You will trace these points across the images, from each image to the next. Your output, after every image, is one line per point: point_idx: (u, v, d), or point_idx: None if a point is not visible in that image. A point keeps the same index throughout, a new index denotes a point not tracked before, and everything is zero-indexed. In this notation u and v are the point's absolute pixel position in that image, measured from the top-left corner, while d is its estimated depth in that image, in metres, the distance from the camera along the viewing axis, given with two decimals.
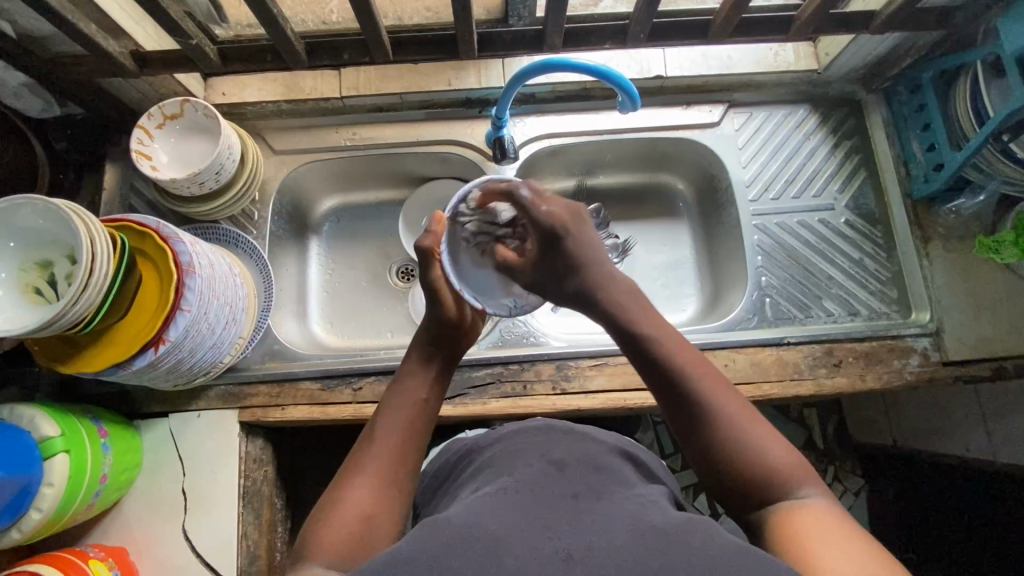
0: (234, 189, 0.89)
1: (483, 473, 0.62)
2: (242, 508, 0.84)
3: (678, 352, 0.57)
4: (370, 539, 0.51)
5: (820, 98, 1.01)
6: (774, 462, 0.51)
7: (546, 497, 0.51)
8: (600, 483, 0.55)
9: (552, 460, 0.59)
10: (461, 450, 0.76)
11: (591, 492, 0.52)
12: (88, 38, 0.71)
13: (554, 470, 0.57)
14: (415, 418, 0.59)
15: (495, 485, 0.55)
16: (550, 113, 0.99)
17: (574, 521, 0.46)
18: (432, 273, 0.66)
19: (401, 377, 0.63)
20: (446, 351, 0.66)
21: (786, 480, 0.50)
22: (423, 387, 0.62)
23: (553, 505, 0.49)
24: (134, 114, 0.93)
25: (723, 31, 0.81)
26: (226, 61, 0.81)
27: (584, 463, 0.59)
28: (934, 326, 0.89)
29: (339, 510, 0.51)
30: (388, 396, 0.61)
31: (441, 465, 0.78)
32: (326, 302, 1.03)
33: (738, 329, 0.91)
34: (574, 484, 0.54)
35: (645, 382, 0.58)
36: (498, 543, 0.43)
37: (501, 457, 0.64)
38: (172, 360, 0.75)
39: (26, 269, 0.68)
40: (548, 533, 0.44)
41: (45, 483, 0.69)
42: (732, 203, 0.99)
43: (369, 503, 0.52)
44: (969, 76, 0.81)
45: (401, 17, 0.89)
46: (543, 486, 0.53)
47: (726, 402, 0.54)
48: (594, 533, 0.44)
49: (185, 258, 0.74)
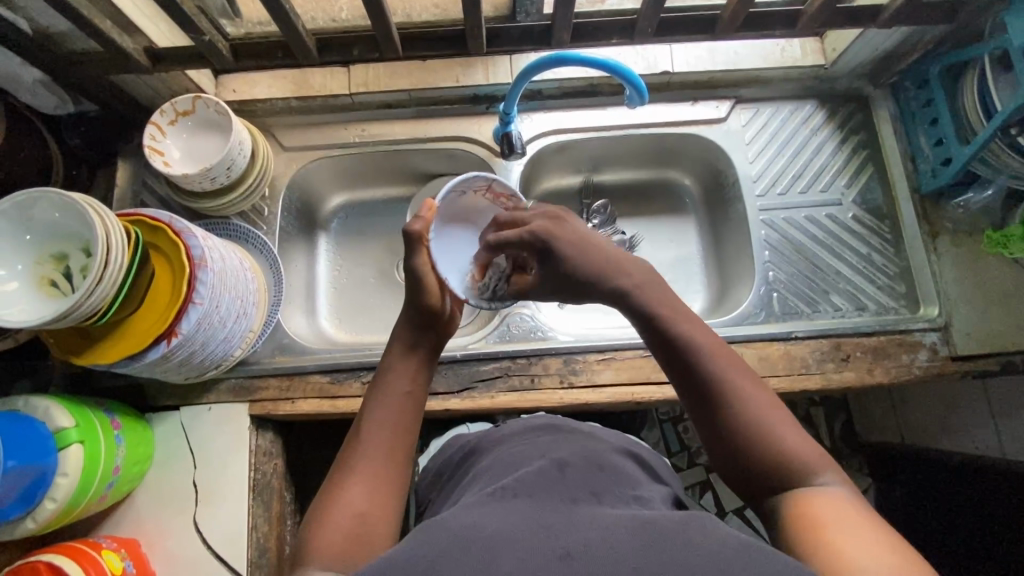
0: (244, 184, 0.89)
1: (484, 471, 0.62)
2: (252, 501, 0.85)
3: (694, 337, 0.57)
4: (367, 536, 0.52)
5: (827, 93, 1.01)
6: (790, 447, 0.51)
7: (548, 497, 0.51)
8: (601, 482, 0.56)
9: (554, 458, 0.60)
10: (464, 448, 0.76)
11: (591, 497, 0.52)
12: (102, 34, 0.72)
13: (556, 468, 0.57)
14: (402, 413, 0.59)
15: (497, 484, 0.55)
16: (557, 109, 0.99)
17: (570, 520, 0.47)
18: (416, 258, 0.65)
19: (383, 374, 0.62)
20: (422, 340, 0.64)
21: (802, 467, 0.50)
22: (406, 379, 0.61)
23: (553, 505, 0.50)
24: (146, 111, 0.95)
25: (730, 26, 0.82)
26: (236, 57, 0.82)
27: (585, 461, 0.60)
28: (942, 321, 0.89)
29: (333, 510, 0.52)
30: (373, 393, 0.61)
31: (446, 463, 0.78)
32: (334, 298, 1.04)
33: (745, 324, 0.91)
34: (573, 485, 0.54)
35: (663, 369, 0.58)
36: (496, 543, 0.43)
37: (503, 457, 0.64)
38: (184, 352, 0.76)
39: (42, 261, 0.69)
40: (548, 532, 0.45)
41: (60, 473, 0.69)
42: (739, 198, 1.00)
43: (363, 501, 0.53)
44: (977, 71, 0.81)
45: (410, 14, 0.90)
46: (542, 485, 0.53)
47: (744, 386, 0.54)
48: (591, 531, 0.45)
49: (197, 252, 0.75)
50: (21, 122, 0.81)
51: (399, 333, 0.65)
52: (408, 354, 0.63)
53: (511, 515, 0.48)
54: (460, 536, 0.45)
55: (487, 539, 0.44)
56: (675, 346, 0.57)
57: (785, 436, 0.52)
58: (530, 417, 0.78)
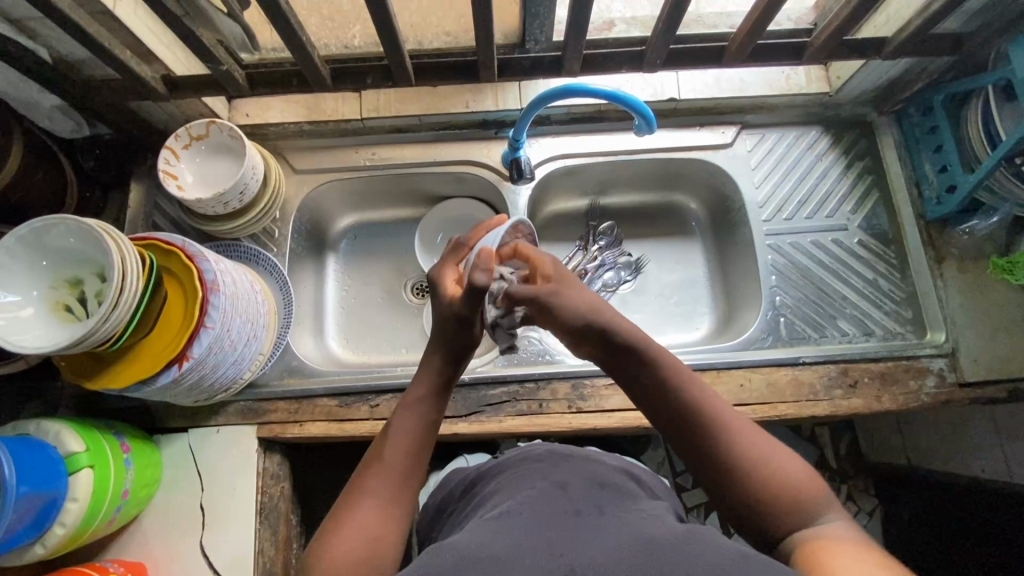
0: (257, 208, 0.91)
1: (490, 493, 0.62)
2: (259, 524, 0.84)
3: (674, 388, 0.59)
4: (377, 559, 0.51)
5: (832, 119, 1.02)
6: (790, 477, 0.53)
7: (552, 516, 0.51)
8: (603, 498, 0.56)
9: (556, 480, 0.60)
10: (466, 481, 0.76)
11: (593, 508, 0.53)
12: (123, 64, 0.73)
13: (558, 489, 0.57)
14: (424, 440, 0.60)
15: (501, 508, 0.55)
16: (565, 134, 1.01)
17: (575, 537, 0.47)
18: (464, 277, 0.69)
19: (412, 396, 0.62)
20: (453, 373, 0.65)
21: (806, 502, 0.52)
22: (434, 410, 0.62)
23: (559, 523, 0.50)
24: (160, 135, 0.96)
25: (737, 57, 0.83)
26: (253, 85, 0.84)
27: (586, 481, 0.60)
28: (949, 348, 0.89)
29: (349, 522, 0.53)
30: (398, 412, 0.61)
31: (446, 497, 0.77)
32: (342, 319, 1.04)
33: (753, 349, 0.92)
34: (576, 501, 0.55)
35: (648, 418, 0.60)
36: (506, 563, 0.44)
37: (508, 480, 0.63)
38: (194, 376, 0.76)
39: (57, 286, 0.70)
40: (554, 550, 0.45)
41: (70, 498, 0.70)
42: (745, 222, 1.00)
43: (376, 524, 0.53)
44: (981, 100, 0.82)
45: (422, 42, 0.91)
46: (544, 505, 0.53)
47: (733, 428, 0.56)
48: (595, 549, 0.45)
49: (209, 276, 0.76)
50: (37, 147, 0.83)
51: (435, 359, 0.64)
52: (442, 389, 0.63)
53: (519, 534, 0.48)
54: (471, 556, 0.45)
55: (494, 559, 0.44)
56: (659, 400, 0.59)
57: (784, 467, 0.53)
58: (527, 446, 0.77)
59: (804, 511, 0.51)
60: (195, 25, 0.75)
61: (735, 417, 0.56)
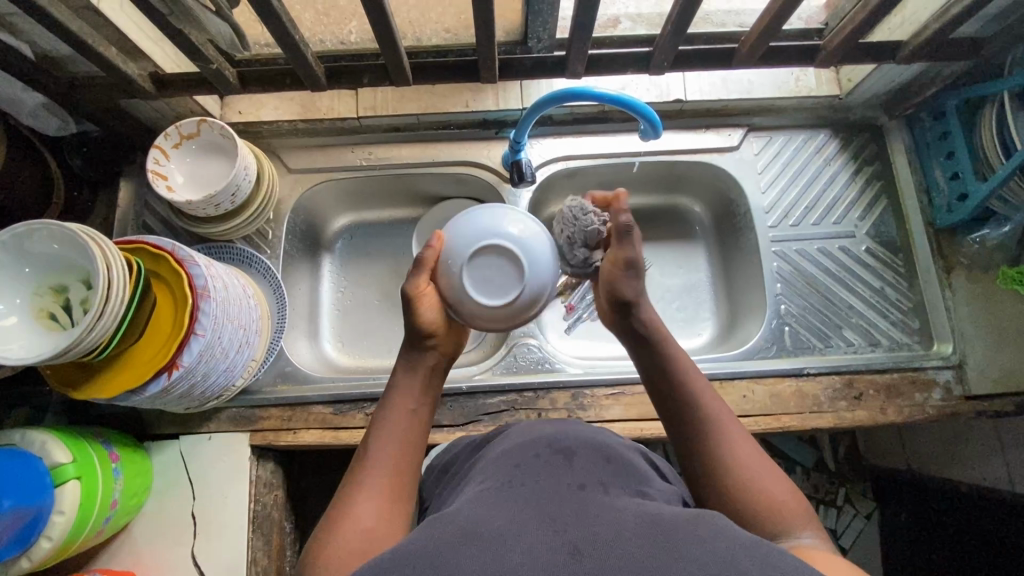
0: (249, 208, 0.88)
1: (489, 461, 0.60)
2: (251, 535, 0.83)
3: (698, 387, 0.62)
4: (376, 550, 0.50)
5: (841, 123, 0.99)
6: (774, 500, 0.53)
7: (552, 491, 0.49)
8: (608, 475, 0.54)
9: (559, 448, 0.58)
10: (473, 443, 0.73)
11: (599, 486, 0.51)
12: (110, 62, 0.70)
13: (563, 460, 0.55)
14: (407, 427, 0.60)
15: (499, 478, 0.53)
16: (567, 134, 0.98)
17: (577, 513, 0.45)
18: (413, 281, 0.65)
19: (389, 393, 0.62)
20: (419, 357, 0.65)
21: (785, 518, 0.52)
22: (412, 397, 0.62)
23: (558, 498, 0.48)
24: (150, 133, 0.93)
25: (748, 57, 0.80)
26: (245, 83, 0.81)
27: (592, 451, 0.58)
28: (956, 359, 0.88)
29: (340, 526, 0.51)
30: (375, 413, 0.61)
31: (452, 460, 0.74)
32: (338, 322, 1.02)
33: (759, 357, 0.90)
34: (580, 475, 0.53)
35: (654, 400, 0.64)
36: (499, 538, 0.42)
37: (506, 449, 0.61)
38: (184, 385, 0.74)
39: (41, 293, 0.68)
40: (556, 526, 0.43)
41: (57, 511, 0.68)
42: (750, 228, 0.98)
43: (369, 519, 0.52)
44: (995, 106, 0.79)
45: (420, 38, 0.88)
46: (546, 479, 0.52)
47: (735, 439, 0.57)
48: (598, 526, 0.43)
49: (199, 282, 0.73)
50: (23, 146, 0.80)
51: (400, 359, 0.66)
52: (412, 372, 0.64)
53: (517, 511, 0.46)
54: (466, 531, 0.43)
55: (495, 534, 0.42)
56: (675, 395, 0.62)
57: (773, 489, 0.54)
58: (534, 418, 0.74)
59: (788, 528, 0.51)
60: (183, 22, 0.72)
61: (736, 431, 0.58)
